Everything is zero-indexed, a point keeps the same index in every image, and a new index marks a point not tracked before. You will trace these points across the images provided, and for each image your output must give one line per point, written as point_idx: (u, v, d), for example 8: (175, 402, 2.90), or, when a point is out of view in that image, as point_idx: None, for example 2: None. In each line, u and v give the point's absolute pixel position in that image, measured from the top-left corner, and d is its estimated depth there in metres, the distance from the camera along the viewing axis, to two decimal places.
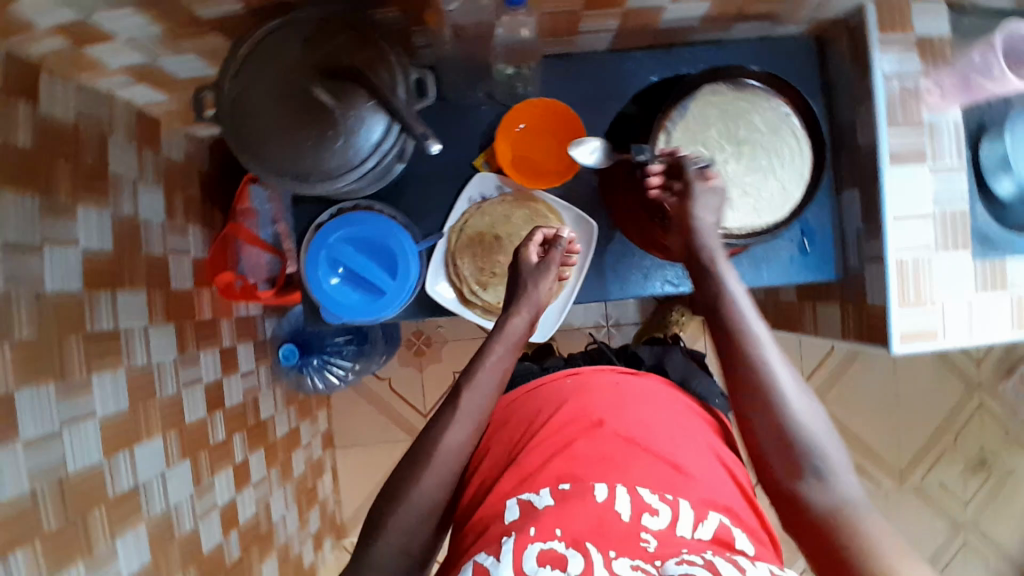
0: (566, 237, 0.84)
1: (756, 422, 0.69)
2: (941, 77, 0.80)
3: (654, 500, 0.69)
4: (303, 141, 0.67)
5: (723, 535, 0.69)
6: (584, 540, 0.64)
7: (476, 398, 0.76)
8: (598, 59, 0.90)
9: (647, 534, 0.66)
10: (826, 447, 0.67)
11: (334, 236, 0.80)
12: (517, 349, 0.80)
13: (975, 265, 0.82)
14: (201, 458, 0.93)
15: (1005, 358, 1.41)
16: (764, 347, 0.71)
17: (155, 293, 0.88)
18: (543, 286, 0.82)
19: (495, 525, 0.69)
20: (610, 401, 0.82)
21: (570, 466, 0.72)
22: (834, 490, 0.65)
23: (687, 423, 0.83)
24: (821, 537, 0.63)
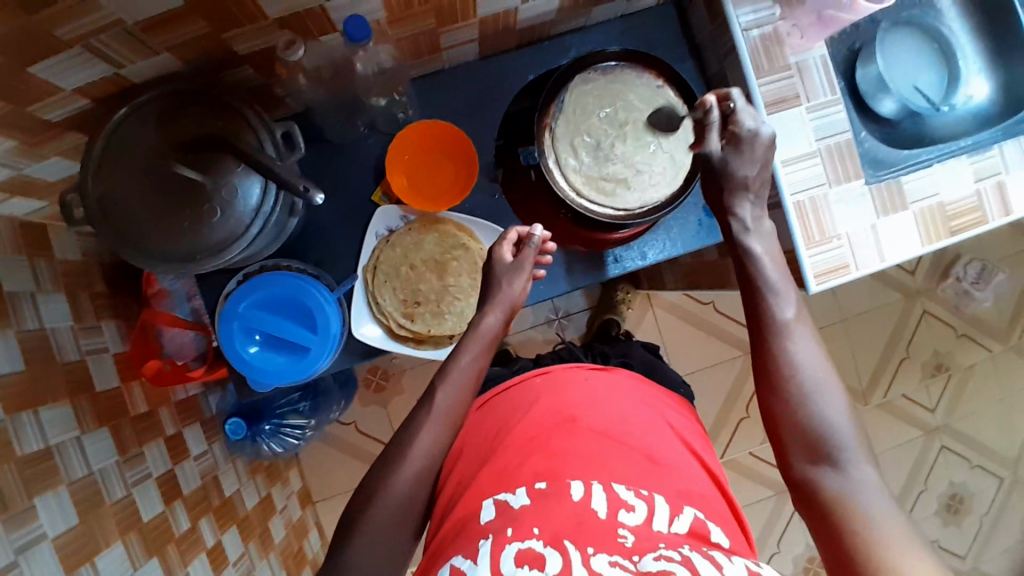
0: (540, 235, 0.81)
1: (776, 406, 0.67)
2: (796, 17, 0.83)
3: (630, 496, 0.69)
4: (181, 223, 0.67)
5: (698, 528, 0.68)
6: (563, 538, 0.62)
7: (447, 395, 0.76)
8: (470, 70, 0.90)
9: (623, 531, 0.64)
10: (845, 437, 0.64)
11: (244, 304, 0.78)
12: (491, 348, 0.80)
13: (869, 189, 0.84)
14: (171, 551, 0.91)
15: (937, 261, 1.46)
16: (789, 334, 0.69)
17: (80, 402, 0.86)
18: (517, 283, 0.80)
19: (469, 524, 0.68)
20: (585, 398, 0.83)
21: (548, 467, 0.72)
22: (851, 480, 0.62)
23: (656, 416, 0.84)
24: (829, 527, 0.61)
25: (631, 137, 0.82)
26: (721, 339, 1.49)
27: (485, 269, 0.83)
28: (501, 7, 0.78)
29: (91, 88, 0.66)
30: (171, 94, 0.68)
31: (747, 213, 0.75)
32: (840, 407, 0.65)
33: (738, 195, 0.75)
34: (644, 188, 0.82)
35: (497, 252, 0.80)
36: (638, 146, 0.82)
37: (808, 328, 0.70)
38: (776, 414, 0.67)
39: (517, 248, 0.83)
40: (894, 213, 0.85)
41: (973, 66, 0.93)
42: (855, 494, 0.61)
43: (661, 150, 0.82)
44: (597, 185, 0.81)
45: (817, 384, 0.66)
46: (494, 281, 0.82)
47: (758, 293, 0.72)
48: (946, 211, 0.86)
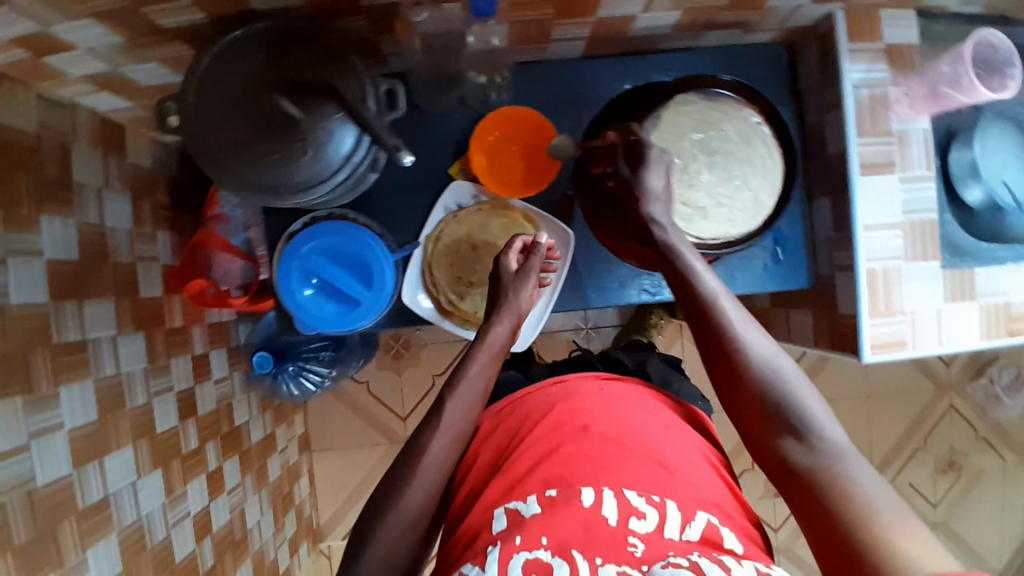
0: (545, 243, 0.83)
1: (734, 385, 0.68)
2: (909, 86, 0.82)
3: (641, 503, 0.67)
4: (269, 153, 0.67)
5: (711, 534, 0.67)
6: (571, 547, 0.63)
7: (457, 410, 0.74)
8: (572, 67, 0.90)
9: (633, 539, 0.64)
10: (804, 405, 0.64)
11: (306, 247, 0.79)
12: (500, 357, 0.79)
13: (943, 273, 0.83)
14: (174, 466, 0.93)
15: (973, 360, 1.44)
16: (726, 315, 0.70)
17: (123, 303, 0.87)
18: (524, 293, 0.81)
19: (482, 534, 0.68)
20: (598, 406, 0.80)
21: (558, 472, 0.71)
22: (818, 445, 0.62)
23: (670, 424, 0.81)
24: (813, 496, 0.60)
25: (719, 168, 0.81)
26: None
27: (492, 281, 0.84)
28: (620, 13, 0.77)
29: (210, 6, 0.66)
30: (285, 29, 0.68)
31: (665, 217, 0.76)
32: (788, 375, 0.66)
33: (653, 202, 0.76)
34: (719, 221, 0.81)
35: (503, 261, 0.81)
36: (723, 178, 0.81)
37: (745, 312, 0.71)
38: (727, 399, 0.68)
39: (522, 257, 0.84)
40: (961, 302, 0.84)
41: None
42: (827, 460, 0.61)
43: (744, 188, 0.82)
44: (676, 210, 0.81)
45: (769, 361, 0.67)
46: (499, 292, 0.82)
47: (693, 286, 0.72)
48: (1010, 311, 0.85)
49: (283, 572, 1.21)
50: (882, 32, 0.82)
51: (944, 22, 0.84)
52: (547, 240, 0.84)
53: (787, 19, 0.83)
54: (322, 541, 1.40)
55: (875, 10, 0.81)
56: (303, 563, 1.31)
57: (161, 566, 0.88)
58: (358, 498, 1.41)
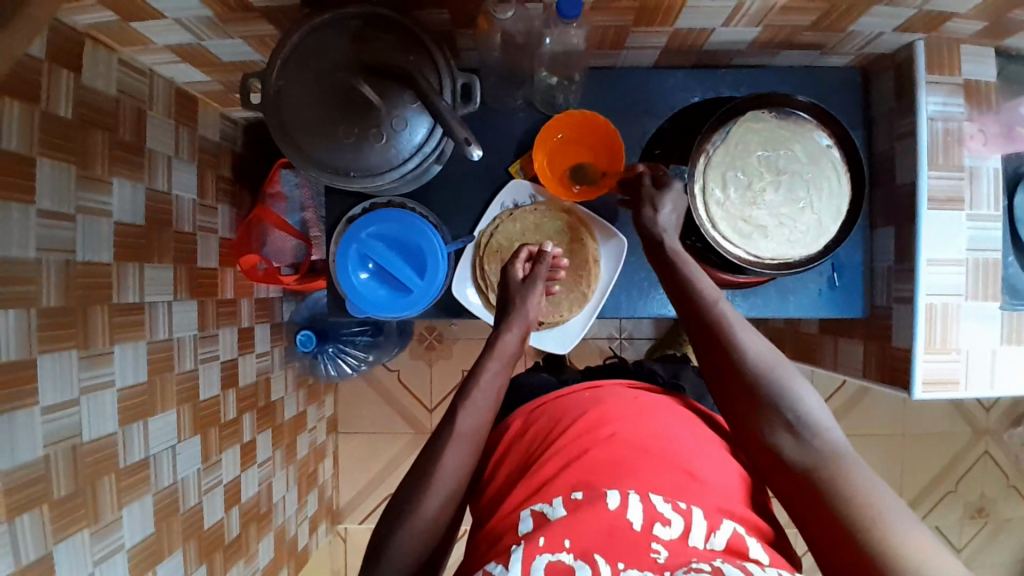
0: (550, 252, 0.84)
1: (729, 387, 0.68)
2: (984, 123, 0.81)
3: (667, 509, 0.66)
4: (343, 138, 0.69)
5: (736, 544, 0.65)
6: (593, 551, 0.62)
7: (470, 417, 0.72)
8: (644, 76, 0.90)
9: (656, 545, 0.63)
10: (795, 398, 0.65)
11: (367, 232, 0.79)
12: (511, 366, 0.77)
13: (1000, 315, 0.82)
14: (212, 433, 0.95)
15: (1011, 409, 1.40)
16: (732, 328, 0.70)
17: (180, 270, 0.89)
18: (532, 299, 0.81)
19: (507, 534, 0.68)
20: (627, 412, 0.79)
21: (585, 476, 0.70)
22: (807, 439, 0.63)
23: (698, 432, 0.78)
24: (807, 490, 0.61)
25: (784, 187, 0.81)
26: None
27: (501, 291, 0.84)
28: (700, 25, 0.77)
29: None
30: (374, 15, 0.70)
31: (669, 221, 0.79)
32: (784, 381, 0.66)
33: (662, 214, 0.79)
34: (780, 240, 0.81)
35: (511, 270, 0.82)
36: (788, 197, 0.81)
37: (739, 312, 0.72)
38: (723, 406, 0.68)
39: (530, 265, 0.84)
40: (1017, 346, 0.82)
41: None
42: (817, 455, 0.62)
43: (808, 209, 0.81)
44: (735, 223, 0.80)
45: (770, 369, 0.67)
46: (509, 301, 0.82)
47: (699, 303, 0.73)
48: None
49: (301, 550, 1.22)
50: (961, 64, 0.81)
51: (1019, 63, 0.83)
52: (551, 250, 0.85)
53: (866, 45, 0.82)
54: (340, 523, 1.41)
55: (957, 44, 0.80)
56: (320, 542, 1.32)
57: (190, 532, 0.89)
58: (379, 484, 1.42)
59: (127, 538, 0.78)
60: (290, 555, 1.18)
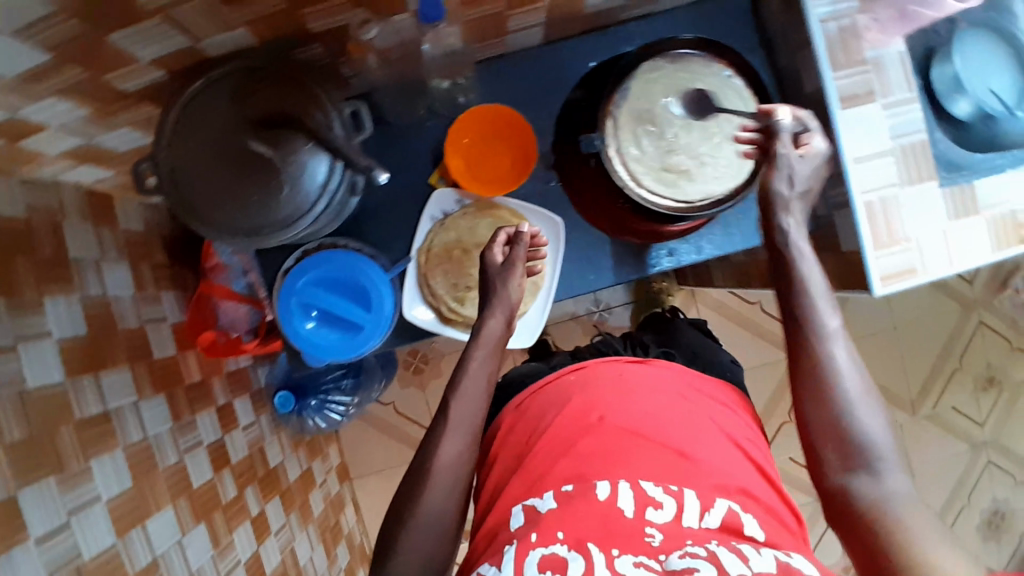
0: (529, 233, 0.79)
1: (820, 420, 0.66)
2: (876, 11, 0.80)
3: (657, 492, 0.67)
4: (248, 197, 0.68)
5: (732, 521, 0.66)
6: (587, 540, 0.63)
7: (464, 408, 0.73)
8: (538, 55, 0.89)
9: (650, 529, 0.64)
10: (881, 446, 0.64)
11: (302, 281, 0.78)
12: (497, 352, 0.77)
13: (941, 192, 0.81)
14: (217, 518, 0.94)
15: (995, 273, 1.38)
16: (832, 342, 0.68)
17: (139, 368, 0.88)
18: (513, 283, 0.77)
19: (500, 533, 0.69)
20: (617, 396, 0.78)
21: (577, 467, 0.71)
22: (883, 486, 0.62)
23: (696, 410, 0.77)
24: (859, 526, 0.62)
25: (696, 128, 0.80)
26: (771, 339, 1.43)
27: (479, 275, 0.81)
28: None
29: (169, 63, 0.68)
30: (246, 71, 0.69)
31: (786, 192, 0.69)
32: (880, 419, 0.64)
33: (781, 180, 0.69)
34: (707, 180, 0.81)
35: (487, 255, 0.78)
36: (702, 137, 0.81)
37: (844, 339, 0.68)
38: (809, 420, 0.67)
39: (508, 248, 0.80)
40: (966, 218, 0.82)
41: None
42: (888, 502, 0.62)
43: (724, 141, 0.81)
44: (660, 175, 0.80)
45: (867, 415, 0.65)
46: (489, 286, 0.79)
47: (802, 297, 0.69)
48: (1018, 219, 0.84)
49: None
50: None
51: None
52: (531, 230, 0.79)
53: None
54: None
55: None
56: None
57: None
58: None
59: None
60: None
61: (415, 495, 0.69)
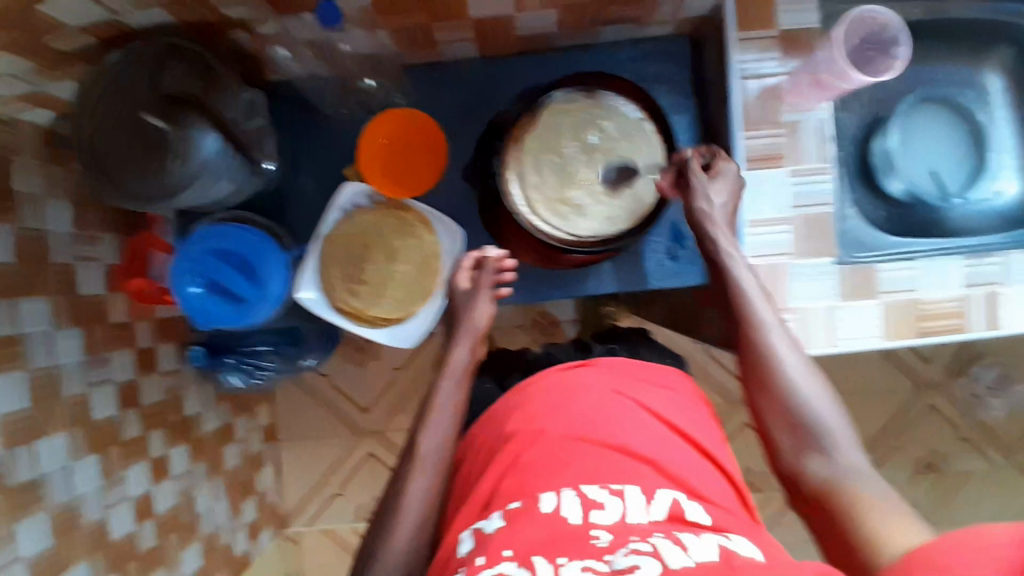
0: (495, 258, 0.84)
1: (772, 408, 0.71)
2: (799, 73, 0.77)
3: (600, 493, 0.61)
4: (138, 164, 0.71)
5: (676, 510, 0.60)
6: (534, 552, 0.55)
7: (433, 439, 0.75)
8: (472, 67, 0.91)
9: (598, 532, 0.56)
10: (829, 423, 0.68)
11: (196, 249, 0.82)
12: (466, 378, 0.80)
13: (837, 269, 0.80)
14: (112, 452, 0.96)
15: (957, 358, 1.33)
16: (770, 333, 0.72)
17: (61, 300, 0.89)
18: (478, 308, 0.82)
19: (450, 559, 0.62)
20: (554, 402, 0.72)
21: (521, 481, 0.64)
22: (836, 462, 0.66)
23: (625, 400, 0.72)
24: (821, 504, 0.65)
25: (599, 164, 0.81)
26: (709, 384, 1.41)
27: (449, 304, 0.86)
28: (495, 13, 0.77)
29: None
30: (156, 49, 0.73)
31: (727, 240, 0.77)
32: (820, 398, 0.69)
33: (719, 227, 0.77)
34: (599, 218, 0.81)
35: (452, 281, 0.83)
36: (604, 174, 0.81)
37: (784, 329, 0.74)
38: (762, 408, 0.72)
39: (475, 274, 0.85)
40: (859, 301, 0.80)
41: (1007, 160, 0.90)
42: (842, 475, 0.65)
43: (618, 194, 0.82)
44: (554, 207, 0.80)
45: (809, 395, 0.70)
46: (456, 313, 0.84)
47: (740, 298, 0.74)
48: (921, 311, 0.81)
49: (239, 555, 1.26)
50: (777, 17, 0.78)
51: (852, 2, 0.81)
52: (497, 255, 0.85)
53: (677, 9, 0.81)
54: (289, 527, 1.45)
55: None
56: (265, 547, 1.36)
57: (95, 544, 0.91)
58: (324, 486, 1.45)
59: (23, 550, 0.80)
60: (224, 561, 1.21)
61: (385, 535, 0.70)
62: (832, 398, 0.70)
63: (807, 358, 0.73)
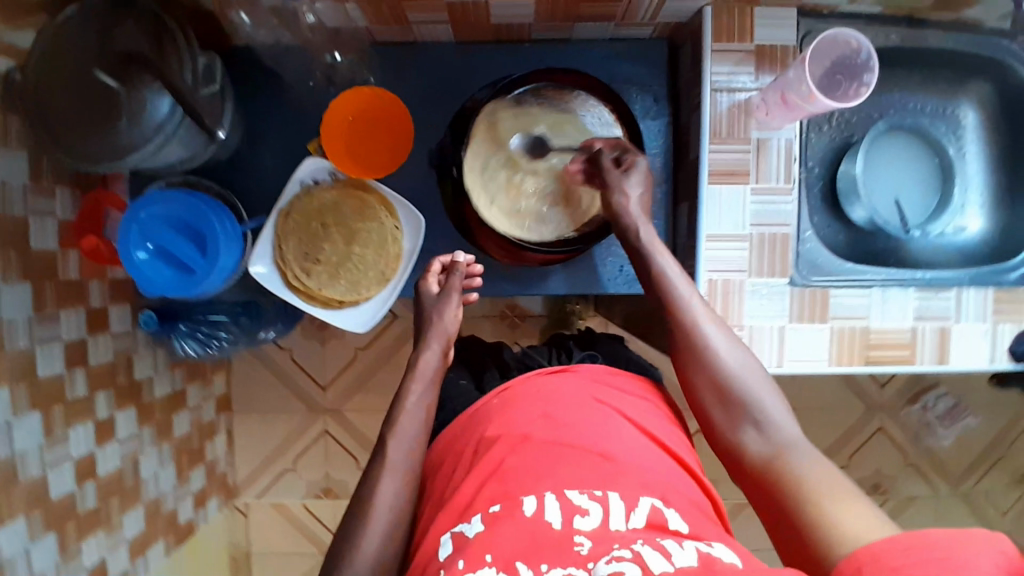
0: (464, 262, 0.84)
1: (705, 389, 0.70)
2: (767, 92, 0.77)
3: (583, 498, 0.57)
4: (87, 123, 0.70)
5: (657, 519, 0.56)
6: (515, 560, 0.52)
7: (402, 446, 0.70)
8: (446, 53, 0.89)
9: (579, 538, 0.54)
10: (761, 398, 0.68)
11: (146, 211, 0.79)
12: (437, 382, 0.77)
13: (791, 290, 0.80)
14: (56, 411, 0.90)
15: (911, 385, 1.34)
16: (698, 316, 0.72)
17: (10, 253, 0.82)
18: (447, 312, 0.82)
19: (428, 566, 0.58)
20: (529, 410, 0.67)
21: (501, 485, 0.60)
22: (774, 437, 0.66)
23: (601, 406, 0.68)
24: (762, 480, 0.64)
25: (549, 169, 0.84)
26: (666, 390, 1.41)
27: (416, 306, 0.85)
28: None
29: None
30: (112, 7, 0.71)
31: (647, 235, 0.78)
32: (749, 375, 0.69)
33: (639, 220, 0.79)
34: (547, 221, 0.84)
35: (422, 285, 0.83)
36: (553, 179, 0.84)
37: (711, 312, 0.74)
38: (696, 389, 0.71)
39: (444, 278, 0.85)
40: (811, 323, 0.81)
41: (971, 196, 0.91)
42: (783, 450, 0.65)
43: (557, 203, 0.85)
44: (507, 207, 0.83)
45: (740, 372, 0.69)
46: (425, 317, 0.83)
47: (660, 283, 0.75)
48: (870, 338, 0.81)
49: (183, 523, 1.24)
50: (752, 31, 0.78)
51: (832, 21, 0.80)
52: (466, 260, 0.85)
53: (655, 13, 0.80)
54: (237, 498, 1.44)
55: (746, 9, 0.78)
56: (211, 516, 1.35)
57: (33, 502, 0.86)
58: (276, 459, 1.44)
59: None
60: (167, 528, 1.19)
61: (350, 544, 0.64)
62: (763, 375, 0.70)
63: (736, 338, 0.73)
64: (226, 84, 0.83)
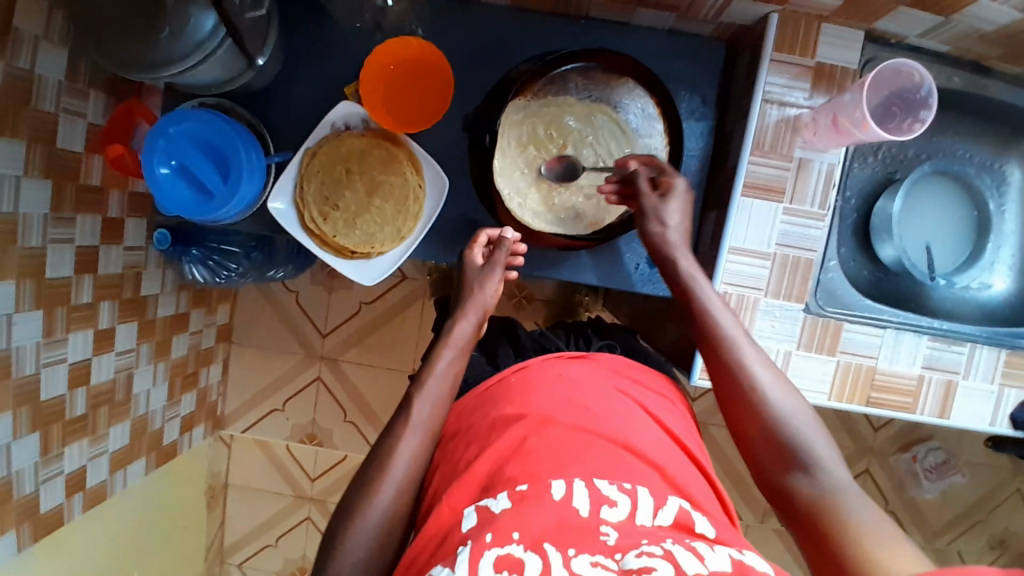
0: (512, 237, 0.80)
1: (751, 428, 0.65)
2: (819, 113, 0.75)
3: (612, 489, 0.55)
4: (129, 27, 0.69)
5: (684, 519, 0.55)
6: (544, 540, 0.50)
7: (425, 411, 0.68)
8: (499, 19, 0.88)
9: (605, 528, 0.52)
10: (811, 440, 0.63)
11: (174, 129, 0.79)
12: (467, 351, 0.75)
13: (804, 317, 0.79)
14: (59, 312, 0.90)
15: (905, 432, 1.33)
16: (740, 348, 0.68)
17: (36, 148, 0.82)
18: (489, 286, 0.79)
19: (450, 534, 0.55)
20: (552, 394, 0.65)
21: (526, 463, 0.58)
22: (825, 480, 0.60)
23: (626, 401, 0.67)
24: (810, 524, 0.59)
25: (581, 154, 0.84)
26: None
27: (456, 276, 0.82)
28: None
29: None
30: None
31: (686, 259, 0.75)
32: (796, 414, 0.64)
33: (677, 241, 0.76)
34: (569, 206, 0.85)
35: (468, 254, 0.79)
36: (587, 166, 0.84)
37: (756, 345, 0.69)
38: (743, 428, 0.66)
39: (489, 251, 0.82)
40: (818, 354, 0.79)
41: (1005, 253, 0.89)
42: (834, 493, 0.59)
43: (594, 197, 0.85)
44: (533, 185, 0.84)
45: (789, 412, 0.64)
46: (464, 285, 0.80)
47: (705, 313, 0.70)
48: (875, 379, 0.80)
49: (167, 444, 1.25)
50: (815, 46, 0.76)
51: (896, 50, 0.78)
52: (513, 237, 0.82)
53: (719, 12, 0.78)
54: (222, 429, 1.46)
55: (812, 23, 0.75)
56: (195, 442, 1.36)
57: (22, 399, 0.86)
58: (267, 397, 1.45)
59: None
60: (151, 446, 1.20)
61: (358, 500, 0.62)
62: (811, 415, 0.65)
63: (782, 374, 0.68)
64: (275, 14, 0.82)
